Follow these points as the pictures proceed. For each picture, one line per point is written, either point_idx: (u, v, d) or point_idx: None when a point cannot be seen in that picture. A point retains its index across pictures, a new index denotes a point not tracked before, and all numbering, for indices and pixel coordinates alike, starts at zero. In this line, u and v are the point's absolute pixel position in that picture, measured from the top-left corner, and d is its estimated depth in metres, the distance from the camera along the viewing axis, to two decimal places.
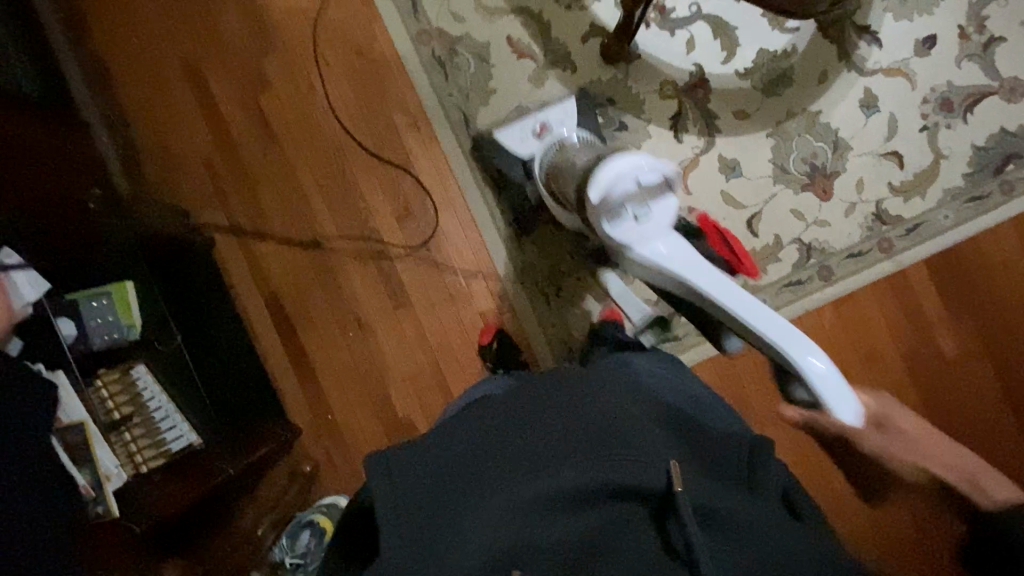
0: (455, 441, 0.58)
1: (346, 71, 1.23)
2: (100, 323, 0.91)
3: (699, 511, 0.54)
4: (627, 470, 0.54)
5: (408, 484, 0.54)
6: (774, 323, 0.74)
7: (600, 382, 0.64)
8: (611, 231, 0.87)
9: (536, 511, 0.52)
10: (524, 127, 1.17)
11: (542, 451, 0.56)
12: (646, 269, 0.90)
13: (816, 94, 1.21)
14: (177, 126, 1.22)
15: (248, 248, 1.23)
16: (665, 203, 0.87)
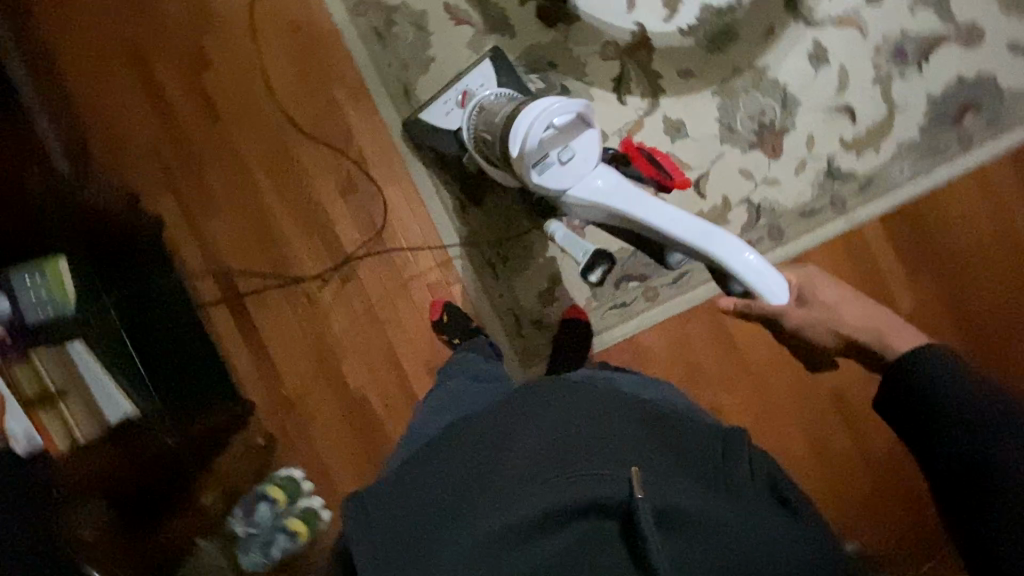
0: (421, 480, 0.57)
1: (286, 46, 1.23)
2: (33, 298, 0.91)
3: (671, 521, 0.48)
4: (585, 489, 0.50)
5: (376, 528, 0.55)
6: (707, 234, 0.87)
7: (563, 395, 0.60)
8: (541, 182, 0.89)
9: (493, 546, 0.49)
10: (447, 100, 1.16)
11: (499, 480, 0.53)
12: (584, 209, 0.95)
13: (762, 49, 1.17)
14: (122, 108, 1.23)
15: (198, 228, 1.24)
16: (586, 139, 0.90)
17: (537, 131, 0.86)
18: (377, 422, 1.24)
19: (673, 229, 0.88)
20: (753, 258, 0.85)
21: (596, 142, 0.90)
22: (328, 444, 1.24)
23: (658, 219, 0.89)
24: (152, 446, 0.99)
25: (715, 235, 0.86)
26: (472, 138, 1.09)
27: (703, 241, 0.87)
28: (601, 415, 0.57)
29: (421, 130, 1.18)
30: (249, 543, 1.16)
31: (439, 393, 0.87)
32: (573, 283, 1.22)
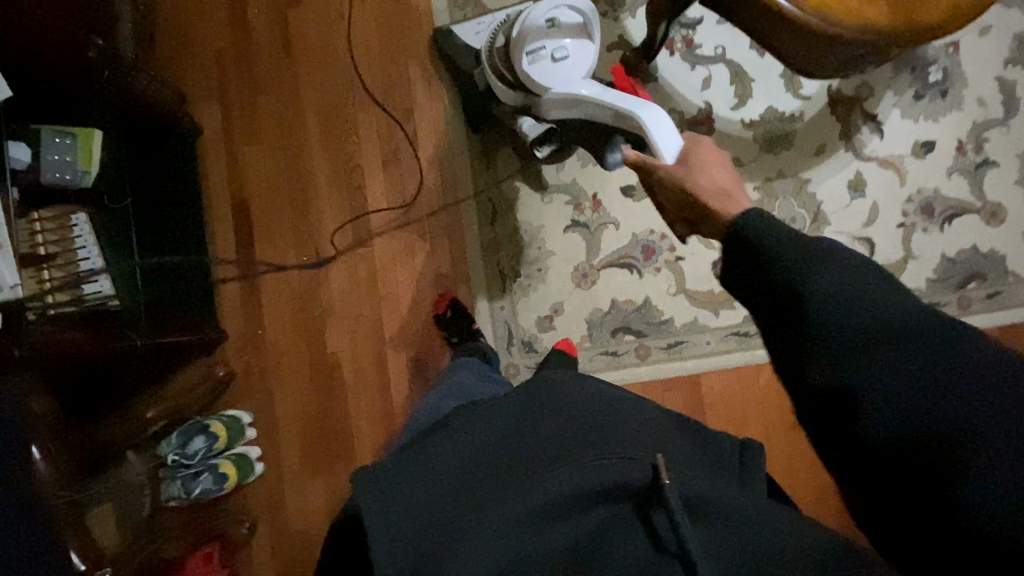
0: (442, 456, 0.58)
1: (378, 11, 1.26)
2: (57, 159, 0.91)
3: (697, 508, 0.52)
4: (614, 470, 0.54)
5: (398, 502, 0.53)
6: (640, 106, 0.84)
7: (585, 394, 0.66)
8: (526, 69, 0.93)
9: (529, 512, 0.52)
10: (482, 22, 1.20)
11: (533, 459, 0.57)
12: (561, 111, 0.96)
13: (809, 163, 1.24)
14: (202, 12, 1.24)
15: (234, 149, 1.24)
16: (581, 49, 0.94)
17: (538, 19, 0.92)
18: (340, 393, 1.21)
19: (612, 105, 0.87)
20: (674, 132, 0.81)
21: (592, 58, 0.95)
22: (284, 397, 1.21)
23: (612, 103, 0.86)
24: (120, 346, 0.89)
25: (649, 112, 0.83)
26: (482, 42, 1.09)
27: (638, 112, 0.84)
28: (617, 418, 0.62)
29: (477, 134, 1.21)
30: (175, 473, 1.11)
31: (446, 388, 0.93)
32: (571, 318, 1.23)
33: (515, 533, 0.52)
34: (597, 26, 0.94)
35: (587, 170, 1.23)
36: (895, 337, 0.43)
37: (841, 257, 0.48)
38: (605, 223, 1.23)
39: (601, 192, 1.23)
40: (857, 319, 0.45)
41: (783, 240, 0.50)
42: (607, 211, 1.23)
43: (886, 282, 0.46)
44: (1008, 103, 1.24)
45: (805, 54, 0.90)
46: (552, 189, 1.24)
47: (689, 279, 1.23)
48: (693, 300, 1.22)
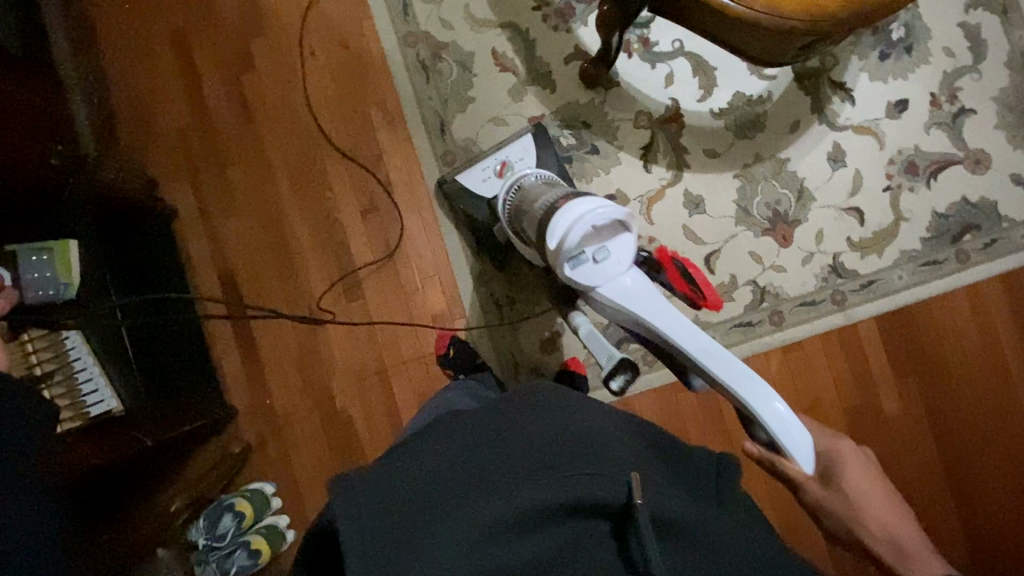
0: (423, 462, 0.56)
1: (330, 62, 1.25)
2: (36, 277, 0.91)
3: (665, 525, 0.54)
4: (588, 488, 0.54)
5: (372, 504, 0.52)
6: (736, 370, 0.77)
7: (573, 402, 0.64)
8: (570, 275, 0.89)
9: (499, 527, 0.51)
10: (484, 167, 1.18)
11: (510, 471, 0.55)
12: (611, 308, 0.92)
13: (785, 142, 1.23)
14: (156, 92, 1.24)
15: (211, 222, 1.23)
16: (621, 243, 0.89)
17: (575, 228, 0.86)
18: (357, 450, 1.21)
19: (699, 355, 0.80)
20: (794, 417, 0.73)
21: (631, 247, 0.89)
22: (302, 462, 1.21)
23: (685, 343, 0.82)
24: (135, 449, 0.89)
25: (754, 386, 0.75)
26: (506, 215, 1.08)
27: (739, 386, 0.76)
28: (599, 424, 0.62)
29: (446, 181, 1.20)
30: (208, 557, 1.11)
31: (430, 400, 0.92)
32: (574, 336, 1.23)
33: (483, 545, 0.50)
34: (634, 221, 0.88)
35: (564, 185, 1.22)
36: None
37: None
38: None
39: None
40: None
41: None
42: None
43: None
44: (975, 48, 1.23)
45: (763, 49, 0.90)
46: None
47: None
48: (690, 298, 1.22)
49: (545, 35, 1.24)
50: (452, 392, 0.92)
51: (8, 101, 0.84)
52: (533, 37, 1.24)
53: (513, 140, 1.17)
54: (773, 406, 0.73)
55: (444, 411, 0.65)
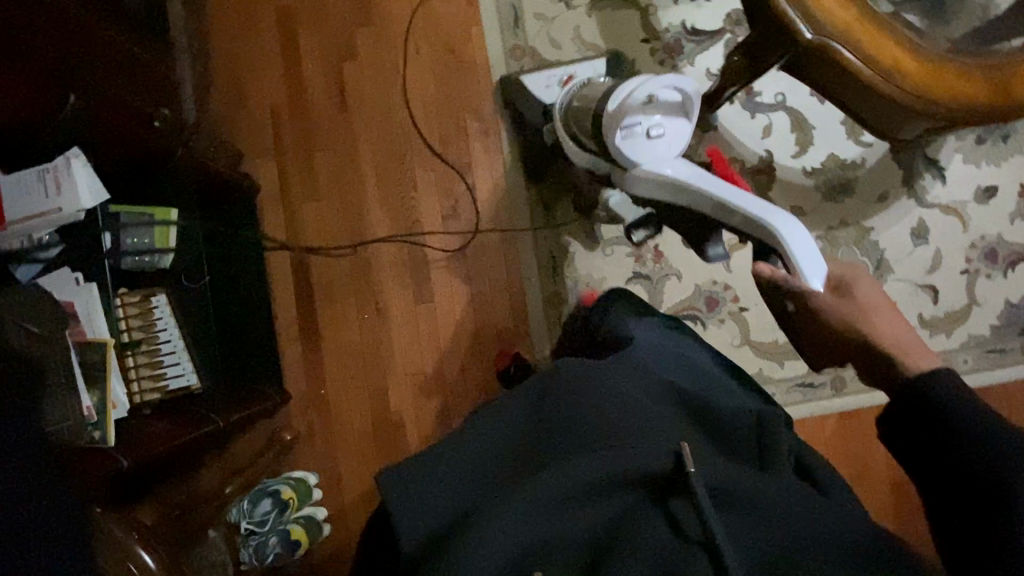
0: (467, 446, 0.57)
1: (433, 62, 1.24)
2: (135, 242, 0.89)
3: (722, 498, 0.52)
4: (638, 458, 0.53)
5: (420, 493, 0.54)
6: (773, 210, 0.82)
7: (614, 366, 0.64)
8: (622, 144, 0.91)
9: (548, 498, 0.51)
10: (553, 74, 1.18)
11: (551, 448, 0.56)
12: (652, 190, 0.94)
13: (871, 211, 1.23)
14: (255, 66, 1.22)
15: (291, 204, 1.22)
16: (676, 125, 0.92)
17: (640, 94, 0.89)
18: (404, 453, 1.20)
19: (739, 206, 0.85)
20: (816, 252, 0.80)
21: (684, 132, 0.93)
22: (348, 457, 1.20)
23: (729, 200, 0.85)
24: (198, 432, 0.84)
25: (787, 222, 0.80)
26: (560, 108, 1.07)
27: (776, 221, 0.81)
28: (642, 394, 0.61)
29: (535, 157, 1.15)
30: (248, 542, 1.08)
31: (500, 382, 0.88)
32: None
33: (534, 518, 0.50)
34: (693, 105, 0.92)
35: None
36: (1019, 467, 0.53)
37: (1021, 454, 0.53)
38: (668, 274, 1.22)
39: (662, 243, 1.22)
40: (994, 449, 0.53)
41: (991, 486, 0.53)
42: (668, 262, 1.22)
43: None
44: None
45: (878, 115, 0.91)
46: (614, 240, 1.23)
47: (753, 330, 1.22)
48: (756, 351, 1.22)
49: (651, 69, 1.24)
50: None
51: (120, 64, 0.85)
52: (639, 69, 1.24)
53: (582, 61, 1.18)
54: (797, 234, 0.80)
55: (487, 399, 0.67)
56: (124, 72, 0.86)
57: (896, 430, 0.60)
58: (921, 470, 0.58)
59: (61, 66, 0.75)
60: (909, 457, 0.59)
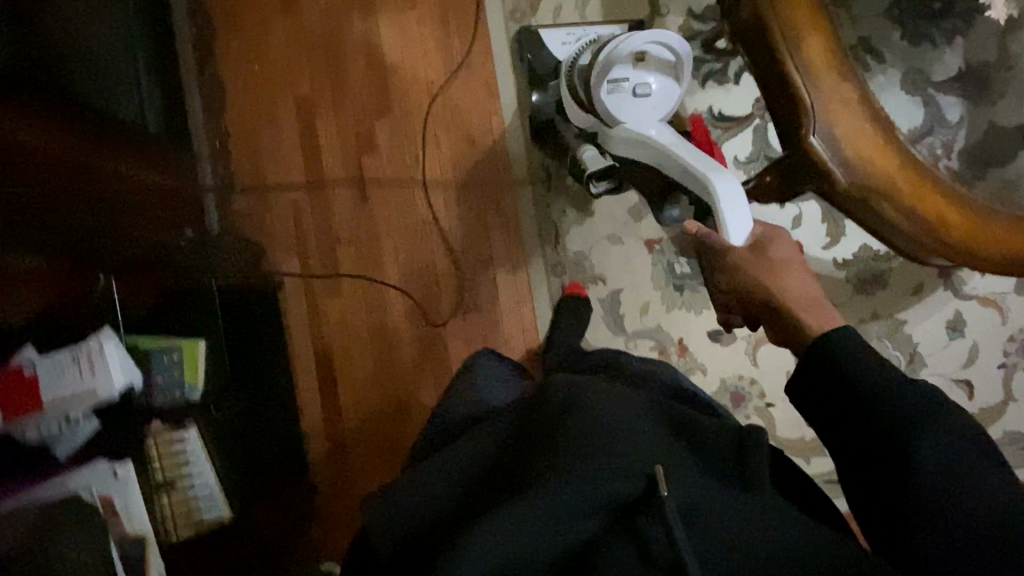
0: (451, 466, 0.67)
1: (454, 153, 1.23)
2: (165, 380, 0.91)
3: (687, 512, 0.60)
4: (608, 485, 0.59)
5: (409, 509, 0.64)
6: (712, 168, 0.89)
7: (595, 382, 0.69)
8: (605, 96, 0.99)
9: (530, 524, 0.57)
10: (570, 33, 1.22)
11: (530, 466, 0.63)
12: (626, 147, 1.01)
13: (905, 303, 1.19)
14: (275, 159, 1.22)
15: (312, 298, 1.22)
16: (666, 90, 1.00)
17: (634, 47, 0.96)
18: None
19: (689, 162, 0.91)
20: (745, 211, 0.87)
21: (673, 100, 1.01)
22: None
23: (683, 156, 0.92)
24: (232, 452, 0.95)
25: (723, 180, 0.87)
26: (568, 66, 1.11)
27: (712, 177, 0.88)
28: (621, 409, 0.65)
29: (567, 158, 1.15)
30: None
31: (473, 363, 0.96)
32: None
33: (517, 542, 0.57)
34: (687, 73, 0.99)
35: (671, 313, 1.20)
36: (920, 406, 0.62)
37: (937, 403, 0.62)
38: (693, 368, 1.20)
39: (687, 338, 1.20)
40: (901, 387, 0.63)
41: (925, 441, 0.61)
42: (693, 357, 1.20)
43: (940, 415, 0.62)
44: None
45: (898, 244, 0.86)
46: (638, 333, 1.21)
47: (779, 425, 1.20)
48: (783, 448, 1.20)
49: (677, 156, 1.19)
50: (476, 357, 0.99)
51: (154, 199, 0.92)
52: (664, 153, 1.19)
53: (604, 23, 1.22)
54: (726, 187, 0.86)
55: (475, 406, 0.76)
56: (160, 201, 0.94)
57: (813, 381, 0.67)
58: (827, 420, 0.67)
59: (107, 230, 0.83)
60: (815, 410, 0.68)
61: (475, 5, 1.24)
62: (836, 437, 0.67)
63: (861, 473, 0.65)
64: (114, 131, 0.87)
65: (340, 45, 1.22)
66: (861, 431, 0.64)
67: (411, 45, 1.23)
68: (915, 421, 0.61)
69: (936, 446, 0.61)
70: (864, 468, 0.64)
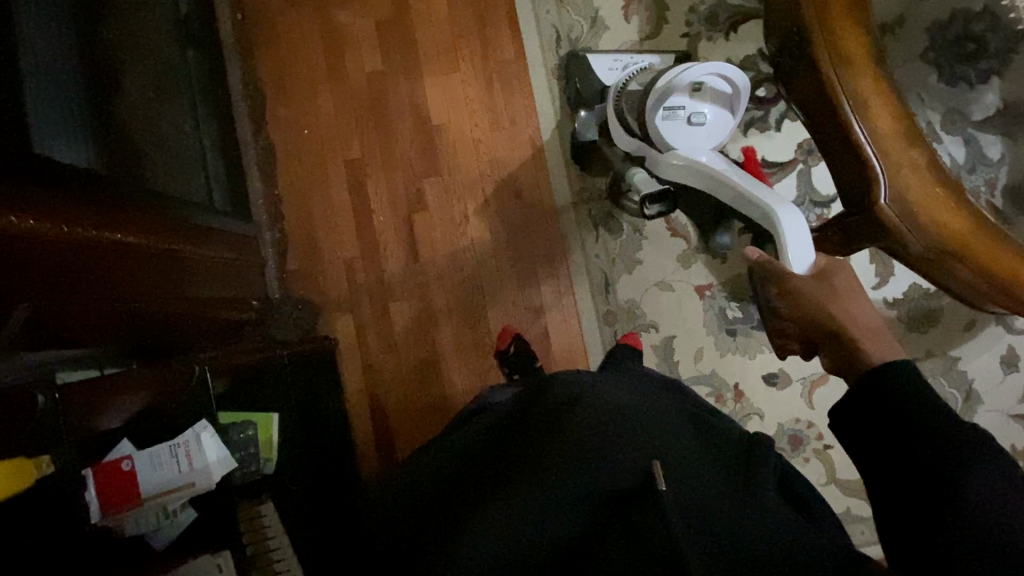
0: (460, 455, 0.77)
1: (501, 207, 1.25)
2: (242, 454, 0.91)
3: (687, 511, 0.62)
4: (605, 476, 0.65)
5: (413, 488, 0.75)
6: (777, 199, 0.86)
7: (601, 387, 0.77)
8: (659, 122, 0.97)
9: (528, 510, 0.63)
10: (618, 59, 1.21)
11: (528, 457, 0.69)
12: (681, 173, 0.98)
13: (958, 340, 1.20)
14: (326, 220, 1.24)
15: (368, 355, 1.23)
16: (720, 120, 0.98)
17: (696, 75, 0.93)
18: None
19: (751, 191, 0.89)
20: (808, 243, 0.84)
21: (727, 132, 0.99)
22: None
23: (745, 185, 0.89)
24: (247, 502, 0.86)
25: (790, 212, 0.85)
26: (617, 91, 1.08)
27: (778, 209, 0.85)
28: (621, 412, 0.71)
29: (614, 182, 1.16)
30: None
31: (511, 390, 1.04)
32: None
33: (518, 526, 0.63)
34: (742, 104, 0.97)
35: (725, 359, 1.21)
36: (968, 447, 0.56)
37: (997, 455, 0.56)
38: (749, 413, 1.21)
39: (742, 382, 1.21)
40: (951, 422, 0.58)
41: (983, 488, 0.54)
42: (749, 401, 1.21)
43: (992, 465, 0.55)
44: None
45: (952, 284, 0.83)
46: (694, 380, 1.22)
47: (839, 468, 1.20)
48: (845, 490, 1.20)
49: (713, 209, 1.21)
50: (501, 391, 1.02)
51: (199, 268, 0.90)
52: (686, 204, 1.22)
53: (650, 52, 1.22)
54: (792, 218, 0.84)
55: (489, 408, 0.86)
56: (211, 272, 0.94)
57: (857, 410, 0.64)
58: (869, 442, 0.63)
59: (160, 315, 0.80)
60: (855, 429, 0.64)
61: (516, 64, 1.27)
62: (875, 464, 0.62)
63: (900, 509, 0.58)
64: (186, 218, 0.91)
65: (387, 107, 1.25)
66: (908, 458, 0.59)
67: (456, 104, 1.26)
68: (975, 455, 0.56)
69: (993, 491, 0.54)
70: (906, 507, 0.58)
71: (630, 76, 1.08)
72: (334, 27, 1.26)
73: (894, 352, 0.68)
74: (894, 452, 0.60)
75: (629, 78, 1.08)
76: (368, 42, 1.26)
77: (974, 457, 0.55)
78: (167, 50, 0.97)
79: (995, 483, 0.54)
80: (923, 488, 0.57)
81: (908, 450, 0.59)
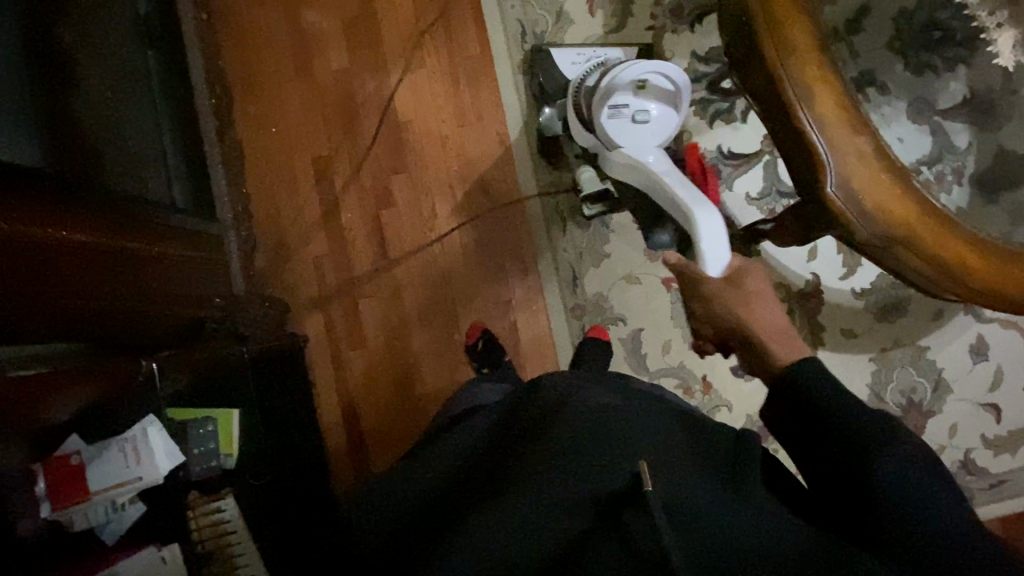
0: (444, 467, 0.75)
1: (469, 202, 1.25)
2: (201, 451, 0.92)
3: (677, 513, 0.60)
4: (592, 480, 0.63)
5: (398, 501, 0.72)
6: (697, 198, 0.83)
7: (588, 392, 0.75)
8: (605, 121, 0.97)
9: (517, 518, 0.61)
10: (581, 52, 1.22)
11: (512, 462, 0.67)
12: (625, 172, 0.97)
13: (926, 329, 1.19)
14: (295, 218, 1.24)
15: (338, 351, 1.24)
16: (665, 118, 0.98)
17: (635, 74, 0.95)
18: None
19: (676, 190, 0.86)
20: (724, 244, 0.80)
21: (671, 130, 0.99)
22: None
23: (669, 184, 0.87)
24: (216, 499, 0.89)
25: (707, 211, 0.81)
26: (574, 90, 1.09)
27: (695, 208, 0.82)
28: (604, 416, 0.70)
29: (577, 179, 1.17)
30: None
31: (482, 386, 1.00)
32: None
33: (505, 533, 0.60)
34: (686, 101, 0.97)
35: (693, 351, 1.21)
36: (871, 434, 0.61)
37: (899, 437, 0.60)
38: (718, 405, 1.21)
39: (711, 373, 1.21)
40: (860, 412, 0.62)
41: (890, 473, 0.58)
42: (718, 393, 1.21)
43: (894, 446, 0.59)
44: None
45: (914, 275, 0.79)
46: (661, 372, 1.22)
47: None
48: None
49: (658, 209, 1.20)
50: (484, 388, 0.99)
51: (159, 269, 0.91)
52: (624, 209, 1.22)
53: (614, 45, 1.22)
54: (706, 217, 0.80)
55: (473, 418, 0.84)
56: (171, 273, 0.94)
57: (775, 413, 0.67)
58: (795, 440, 0.65)
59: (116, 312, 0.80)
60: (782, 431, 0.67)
61: (483, 60, 1.27)
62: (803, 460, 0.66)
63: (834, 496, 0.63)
64: (146, 219, 0.92)
65: (355, 104, 1.25)
66: (827, 454, 0.62)
67: (423, 101, 1.26)
68: (880, 442, 0.60)
69: (899, 472, 0.58)
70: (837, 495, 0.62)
71: (585, 75, 1.09)
72: (301, 26, 1.27)
73: (799, 355, 0.71)
74: (815, 448, 0.63)
75: (586, 75, 1.09)
76: (335, 40, 1.26)
77: (879, 442, 0.60)
78: (127, 52, 0.98)
79: (901, 464, 0.59)
80: (843, 476, 0.61)
81: (828, 443, 0.62)
